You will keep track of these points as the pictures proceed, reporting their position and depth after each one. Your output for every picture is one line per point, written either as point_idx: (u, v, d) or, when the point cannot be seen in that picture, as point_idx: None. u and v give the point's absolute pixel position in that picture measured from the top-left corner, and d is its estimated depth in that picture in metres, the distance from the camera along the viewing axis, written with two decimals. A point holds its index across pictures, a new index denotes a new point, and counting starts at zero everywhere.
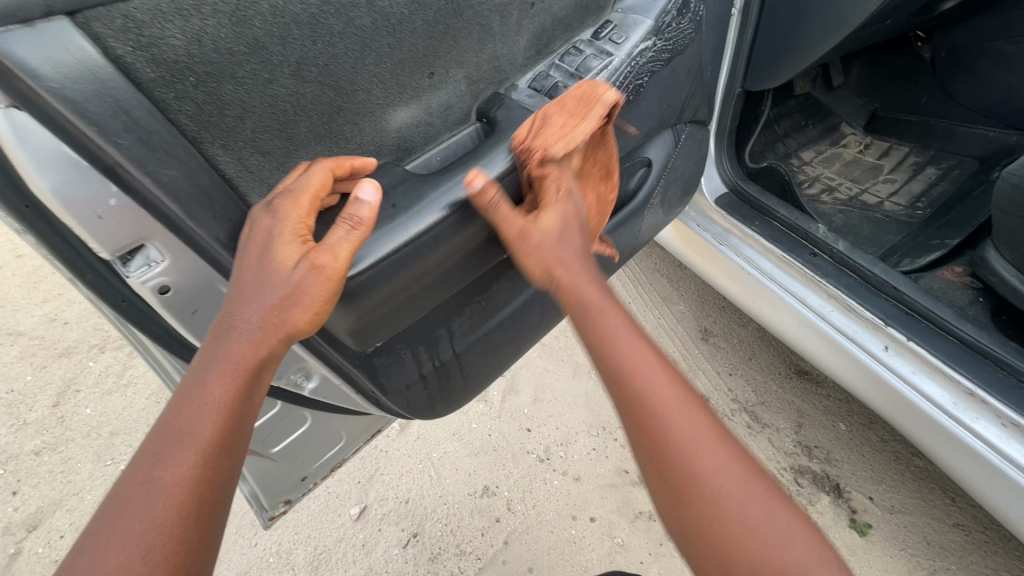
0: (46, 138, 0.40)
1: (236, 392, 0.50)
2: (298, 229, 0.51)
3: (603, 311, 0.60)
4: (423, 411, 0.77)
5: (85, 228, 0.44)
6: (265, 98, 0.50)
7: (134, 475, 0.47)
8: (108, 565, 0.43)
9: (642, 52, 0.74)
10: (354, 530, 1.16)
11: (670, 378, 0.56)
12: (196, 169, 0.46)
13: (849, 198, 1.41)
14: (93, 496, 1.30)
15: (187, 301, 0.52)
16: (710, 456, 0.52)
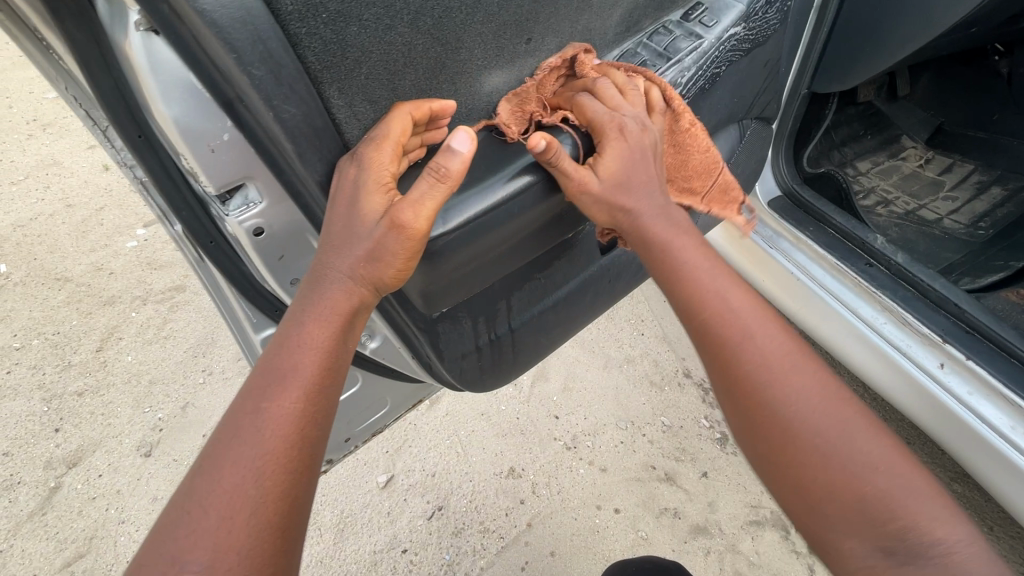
0: (178, 69, 0.44)
1: (332, 334, 0.52)
2: (384, 181, 0.50)
3: (680, 247, 0.63)
4: (475, 381, 0.77)
5: (198, 161, 0.47)
6: (381, 45, 0.48)
7: (243, 406, 0.49)
8: (223, 488, 0.45)
9: (731, 39, 0.73)
10: (380, 497, 1.18)
11: (754, 310, 0.61)
12: (313, 110, 0.46)
13: (907, 212, 1.37)
14: (130, 441, 1.33)
15: (276, 246, 0.55)
16: (796, 384, 0.56)
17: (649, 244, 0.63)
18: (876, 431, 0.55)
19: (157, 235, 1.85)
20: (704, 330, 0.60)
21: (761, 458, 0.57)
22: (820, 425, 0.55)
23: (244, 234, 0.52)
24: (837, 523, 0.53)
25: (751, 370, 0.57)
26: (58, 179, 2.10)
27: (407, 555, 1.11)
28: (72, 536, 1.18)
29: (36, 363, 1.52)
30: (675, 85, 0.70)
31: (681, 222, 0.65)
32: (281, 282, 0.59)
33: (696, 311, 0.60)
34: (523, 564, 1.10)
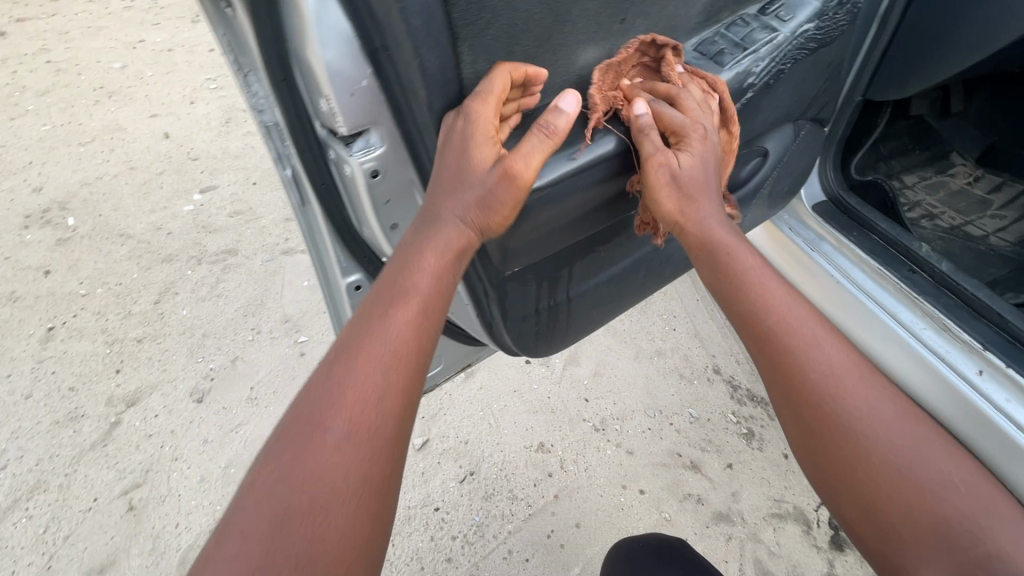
0: (336, 18, 0.49)
1: (440, 273, 0.60)
2: (491, 134, 0.56)
3: (746, 260, 0.69)
4: (529, 347, 0.83)
5: (337, 102, 0.53)
6: (508, 10, 0.54)
7: (373, 312, 0.58)
8: (356, 373, 0.54)
9: (802, 34, 0.78)
10: (415, 458, 1.24)
11: (823, 329, 0.66)
12: (448, 63, 0.52)
13: (952, 226, 1.37)
14: (184, 386, 1.42)
15: (385, 190, 0.61)
16: (867, 401, 0.62)
17: (715, 247, 0.69)
18: (946, 451, 0.60)
19: (212, 201, 1.94)
20: (774, 344, 0.65)
21: (830, 474, 0.61)
22: (894, 443, 0.59)
23: (364, 174, 0.58)
24: (910, 539, 0.56)
25: (819, 381, 0.63)
26: (121, 143, 2.22)
27: (439, 513, 1.17)
28: (131, 468, 1.26)
29: (100, 310, 1.62)
30: (750, 72, 0.75)
31: (739, 239, 0.72)
32: (382, 222, 0.64)
33: (766, 325, 0.66)
34: (549, 532, 1.15)
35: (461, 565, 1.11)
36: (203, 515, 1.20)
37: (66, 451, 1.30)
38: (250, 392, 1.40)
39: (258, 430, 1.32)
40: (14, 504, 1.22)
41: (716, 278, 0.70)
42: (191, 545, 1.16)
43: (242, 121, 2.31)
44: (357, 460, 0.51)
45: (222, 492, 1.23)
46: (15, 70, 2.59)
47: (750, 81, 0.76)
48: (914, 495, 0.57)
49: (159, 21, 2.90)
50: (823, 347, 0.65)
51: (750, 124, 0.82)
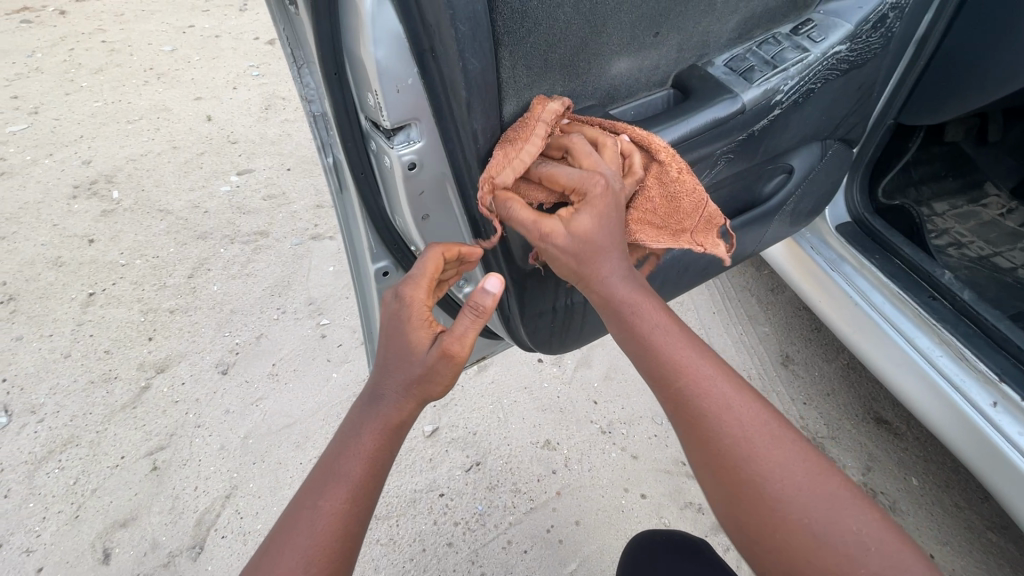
0: (390, 21, 0.52)
1: (380, 445, 0.62)
2: (425, 319, 0.64)
3: (649, 311, 0.62)
4: (544, 344, 0.87)
5: (384, 98, 0.56)
6: (548, 19, 0.58)
7: (358, 413, 0.63)
8: (334, 468, 0.60)
9: (834, 55, 0.79)
10: (425, 444, 1.27)
11: (731, 379, 0.60)
12: (489, 65, 0.56)
13: (980, 257, 1.35)
14: (210, 358, 1.48)
15: (421, 182, 0.65)
16: (773, 461, 0.56)
17: (616, 306, 0.61)
18: (862, 504, 0.55)
19: (248, 183, 2.02)
20: (681, 400, 0.59)
21: (749, 535, 0.56)
22: (804, 505, 0.54)
23: (402, 166, 0.62)
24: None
25: (727, 442, 0.57)
26: (167, 123, 2.32)
27: (443, 498, 1.20)
28: (157, 431, 1.33)
29: (136, 280, 1.70)
30: (778, 90, 0.76)
31: (639, 283, 0.63)
32: (414, 212, 0.68)
33: (671, 378, 0.60)
34: (549, 526, 1.17)
35: (461, 551, 1.14)
36: (220, 481, 1.25)
37: (99, 410, 1.38)
38: (272, 368, 1.45)
39: (276, 405, 1.38)
40: (48, 455, 1.30)
41: (619, 332, 0.62)
42: (207, 508, 1.21)
43: (281, 108, 2.39)
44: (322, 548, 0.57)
45: (238, 461, 1.28)
46: (72, 47, 2.72)
47: (778, 99, 0.77)
48: (824, 557, 0.52)
49: (209, 8, 3.02)
50: (730, 404, 0.59)
51: (775, 141, 0.84)
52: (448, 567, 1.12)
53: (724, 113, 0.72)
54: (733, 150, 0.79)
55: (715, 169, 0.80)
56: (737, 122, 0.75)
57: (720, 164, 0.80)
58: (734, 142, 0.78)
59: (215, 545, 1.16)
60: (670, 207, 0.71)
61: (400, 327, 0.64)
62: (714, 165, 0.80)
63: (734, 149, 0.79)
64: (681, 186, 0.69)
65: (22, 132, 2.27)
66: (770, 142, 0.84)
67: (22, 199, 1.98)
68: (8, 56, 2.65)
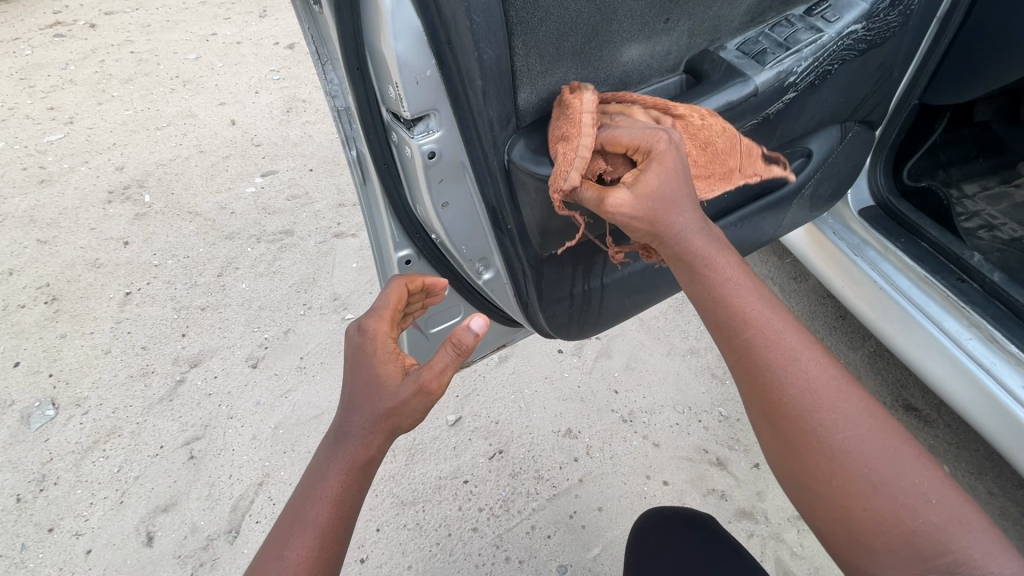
0: (408, 14, 0.55)
1: (348, 484, 0.65)
2: (392, 357, 0.69)
3: (722, 264, 0.59)
4: (563, 329, 0.88)
5: (404, 89, 0.58)
6: (559, 8, 0.59)
7: (325, 455, 0.67)
8: (302, 513, 0.63)
9: (851, 34, 0.79)
10: (448, 433, 1.30)
11: (796, 329, 0.58)
12: (502, 55, 0.58)
13: (1012, 239, 1.32)
14: (241, 352, 1.54)
15: (440, 170, 0.66)
16: (842, 414, 0.55)
17: (689, 257, 0.59)
18: (923, 460, 0.54)
19: (273, 184, 2.08)
20: (747, 349, 0.57)
21: (808, 492, 0.55)
22: (869, 462, 0.53)
23: (422, 155, 0.64)
24: (891, 558, 0.51)
25: (794, 393, 0.55)
26: (193, 129, 2.40)
27: (467, 485, 1.22)
28: (192, 421, 1.39)
29: (169, 279, 1.77)
30: (792, 72, 0.75)
31: (714, 232, 0.61)
32: (434, 201, 0.69)
33: (739, 327, 0.57)
34: (571, 513, 1.18)
35: (486, 536, 1.16)
36: (253, 468, 1.30)
37: (139, 402, 1.44)
38: (300, 361, 1.50)
39: (305, 397, 1.42)
40: (93, 445, 1.37)
41: (688, 285, 0.60)
42: (241, 495, 1.26)
43: (302, 110, 2.44)
44: None
45: (270, 450, 1.33)
46: (103, 59, 2.83)
47: (792, 80, 0.77)
48: (889, 512, 0.51)
49: (231, 15, 3.11)
50: (799, 356, 0.56)
51: (793, 123, 0.84)
52: (472, 551, 1.14)
53: (738, 96, 0.72)
54: (749, 133, 0.79)
55: None
56: (751, 105, 0.74)
57: None
58: (750, 126, 0.78)
59: (250, 529, 1.21)
60: (710, 155, 0.70)
61: (365, 369, 0.69)
62: None
63: (749, 132, 0.79)
64: (710, 133, 0.68)
65: (59, 141, 2.38)
66: (788, 124, 0.83)
67: (62, 205, 2.07)
68: (44, 69, 2.77)
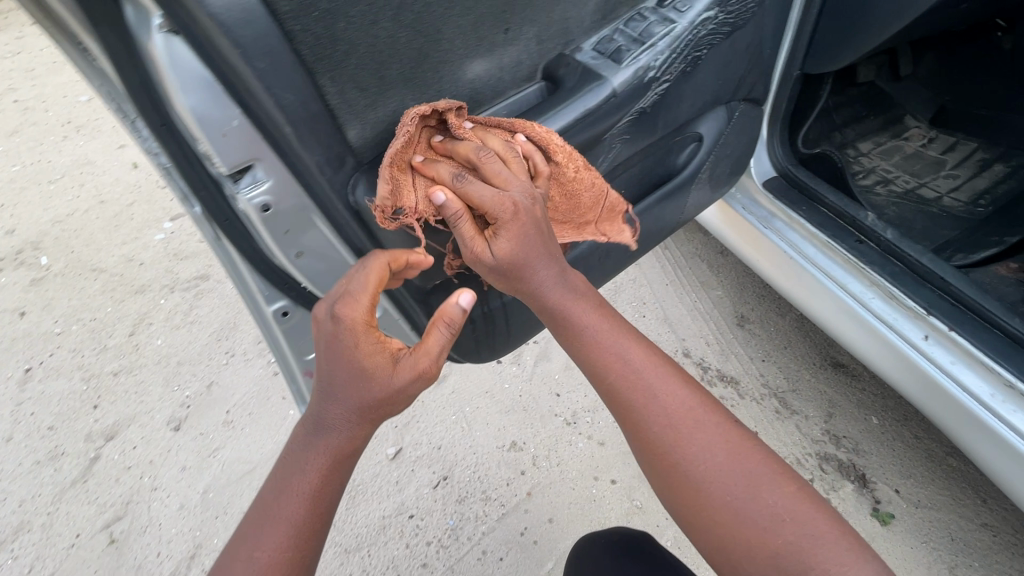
0: (192, 63, 0.50)
1: (329, 475, 0.63)
2: (376, 348, 0.60)
3: (580, 314, 0.67)
4: (471, 353, 0.85)
5: (210, 143, 0.54)
6: (368, 37, 0.55)
7: (301, 447, 0.64)
8: (278, 510, 0.61)
9: (706, 22, 0.78)
10: (389, 468, 1.25)
11: (658, 371, 0.66)
12: (309, 96, 0.54)
13: (905, 191, 1.38)
14: (161, 416, 1.44)
15: (282, 221, 0.62)
16: (696, 442, 0.62)
17: (548, 312, 0.67)
18: (781, 481, 0.60)
19: (183, 227, 1.95)
20: (615, 394, 0.66)
21: (684, 517, 0.63)
22: (728, 487, 0.60)
23: (254, 210, 0.59)
24: (757, 575, 0.58)
25: (656, 430, 0.63)
26: (91, 177, 2.22)
27: (413, 520, 1.18)
28: (111, 501, 1.29)
29: (75, 347, 1.63)
30: (649, 68, 0.74)
31: (569, 282, 0.67)
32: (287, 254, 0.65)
33: (603, 376, 0.66)
34: (522, 529, 1.16)
35: (436, 570, 1.12)
36: (184, 541, 1.22)
37: (49, 489, 1.33)
38: (226, 416, 1.41)
39: (234, 453, 1.34)
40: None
41: (561, 337, 0.68)
42: (173, 572, 1.18)
43: None
44: None
45: (201, 518, 1.24)
46: None
47: (652, 76, 0.75)
48: (749, 532, 0.58)
49: None
50: (659, 394, 0.64)
51: (672, 114, 0.83)
52: None
53: (596, 101, 0.71)
54: (626, 131, 0.78)
55: (609, 152, 0.79)
56: (613, 106, 0.73)
57: (616, 146, 0.79)
58: (624, 124, 0.77)
59: None
60: (572, 203, 0.79)
61: (342, 362, 0.60)
62: (609, 148, 0.78)
63: (626, 130, 0.78)
64: (581, 183, 0.76)
65: None
66: (662, 118, 0.82)
67: None
68: None
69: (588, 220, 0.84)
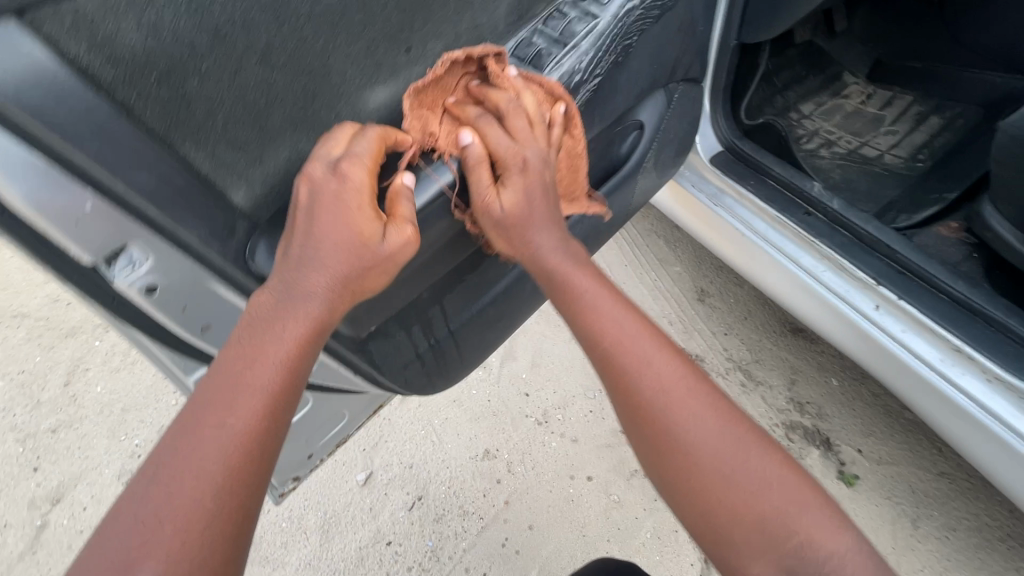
0: (11, 146, 0.42)
1: (302, 345, 0.57)
2: (360, 205, 0.58)
3: (578, 280, 0.68)
4: (421, 386, 0.81)
5: (65, 235, 0.47)
6: (234, 89, 0.51)
7: (262, 316, 0.56)
8: (242, 380, 0.54)
9: (629, 12, 0.72)
10: (361, 495, 1.21)
11: (652, 341, 0.64)
12: (166, 170, 0.49)
13: (849, 151, 1.38)
14: (110, 471, 1.34)
15: (177, 298, 0.56)
16: (679, 392, 0.61)
17: (547, 273, 0.69)
18: (764, 449, 0.59)
19: None
20: (609, 360, 0.63)
21: (670, 486, 0.60)
22: (719, 454, 0.58)
23: (138, 293, 0.53)
24: (744, 546, 0.55)
25: (650, 396, 0.60)
26: None
27: (392, 546, 1.16)
28: None
29: (4, 406, 1.47)
30: (576, 71, 0.69)
31: (570, 249, 0.70)
32: (191, 329, 0.59)
33: (600, 342, 0.64)
34: (504, 540, 1.15)
35: None
36: None
37: None
38: None
39: None
40: None
41: (557, 300, 0.69)
42: None
43: None
44: (223, 456, 0.51)
45: None
46: None
47: (580, 80, 0.70)
48: (737, 502, 0.56)
49: None
50: (652, 360, 0.62)
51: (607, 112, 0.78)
52: None
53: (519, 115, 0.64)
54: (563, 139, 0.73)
55: None
56: (541, 117, 0.68)
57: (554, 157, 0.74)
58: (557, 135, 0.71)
59: None
60: (571, 175, 0.77)
61: (322, 208, 0.56)
62: None
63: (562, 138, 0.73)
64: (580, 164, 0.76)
65: None
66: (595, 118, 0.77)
67: None
68: None
69: (574, 195, 0.81)
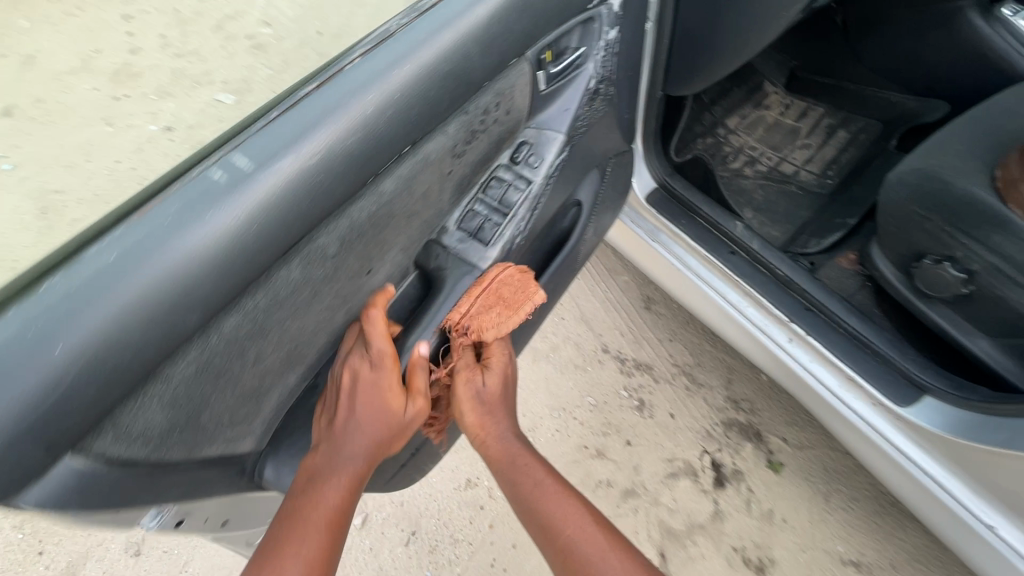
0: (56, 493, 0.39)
1: (348, 501, 0.60)
2: (393, 385, 0.63)
3: (532, 470, 0.80)
4: (407, 480, 0.91)
5: (109, 525, 0.44)
6: (233, 390, 0.51)
7: (317, 470, 0.59)
8: (303, 534, 0.55)
9: (556, 170, 0.76)
10: (361, 537, 1.34)
11: (595, 526, 0.73)
12: (192, 473, 0.51)
13: (770, 169, 1.49)
14: (116, 543, 1.42)
15: (201, 514, 0.55)
16: (586, 538, 0.71)
17: (512, 460, 0.82)
18: None
19: None
20: (563, 547, 0.71)
21: None
22: None
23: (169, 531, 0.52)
24: None
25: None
26: None
27: None
28: None
29: None
30: (515, 237, 0.72)
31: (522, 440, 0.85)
32: (210, 530, 0.59)
33: (555, 528, 0.73)
34: (492, 561, 1.32)
35: None
36: None
37: None
38: None
39: (206, 559, 1.38)
40: None
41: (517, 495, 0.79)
42: None
43: None
44: None
45: None
46: None
47: (518, 243, 0.73)
48: None
49: None
50: (601, 550, 0.70)
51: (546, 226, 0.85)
52: None
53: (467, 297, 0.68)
54: None
55: None
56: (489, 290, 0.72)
57: None
58: None
59: None
60: None
61: (368, 388, 0.62)
62: None
63: None
64: None
65: None
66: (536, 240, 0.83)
67: None
68: None
69: None
